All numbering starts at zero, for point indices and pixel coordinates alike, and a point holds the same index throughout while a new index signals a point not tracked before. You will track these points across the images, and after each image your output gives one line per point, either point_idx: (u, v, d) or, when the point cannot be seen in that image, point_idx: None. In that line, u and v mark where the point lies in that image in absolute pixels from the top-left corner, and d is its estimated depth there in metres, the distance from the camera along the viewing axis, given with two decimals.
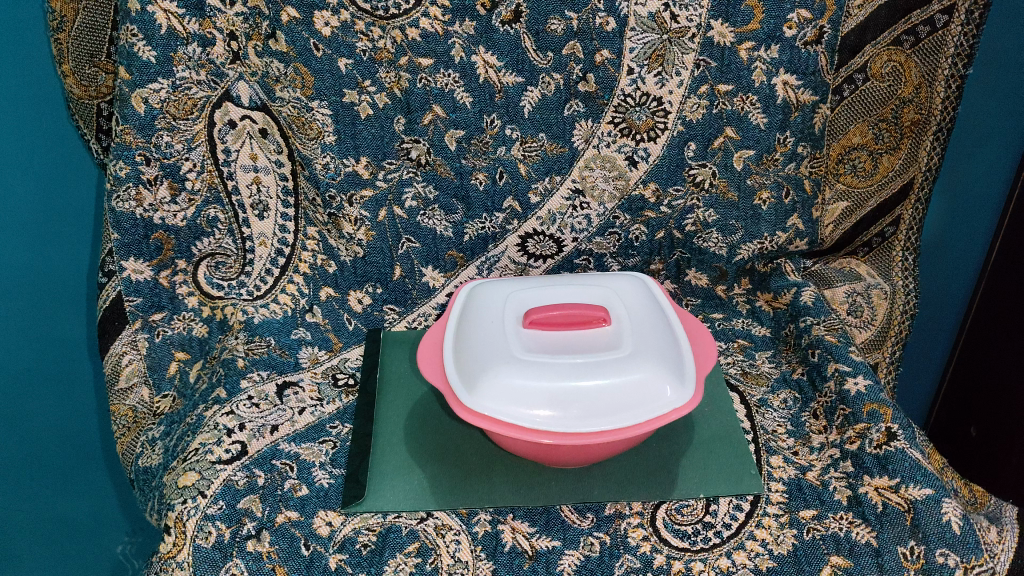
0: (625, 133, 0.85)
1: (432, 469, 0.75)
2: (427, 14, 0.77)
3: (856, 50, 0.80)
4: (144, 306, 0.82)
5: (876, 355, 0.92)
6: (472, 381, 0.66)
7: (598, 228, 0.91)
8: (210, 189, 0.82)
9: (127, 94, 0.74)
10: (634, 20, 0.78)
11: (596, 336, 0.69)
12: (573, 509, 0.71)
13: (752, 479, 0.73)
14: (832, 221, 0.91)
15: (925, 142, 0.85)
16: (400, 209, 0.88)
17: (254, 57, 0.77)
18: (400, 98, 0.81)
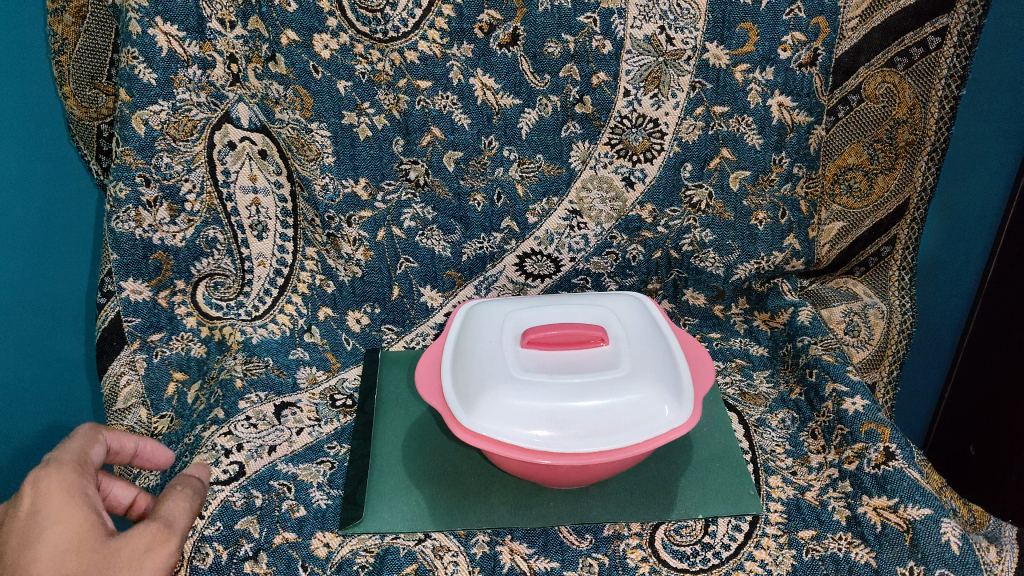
0: (622, 154, 0.86)
1: (430, 490, 0.75)
2: (426, 37, 0.78)
3: (850, 72, 0.81)
4: (143, 326, 0.81)
5: (874, 375, 0.93)
6: (470, 401, 0.66)
7: (595, 248, 0.91)
8: (210, 210, 0.82)
9: (127, 115, 0.74)
10: (631, 43, 0.79)
11: (594, 356, 0.69)
12: (572, 530, 0.71)
13: (750, 499, 0.73)
14: (829, 241, 0.92)
15: (920, 163, 0.86)
16: (399, 229, 0.88)
17: (254, 79, 0.78)
18: (399, 120, 0.82)
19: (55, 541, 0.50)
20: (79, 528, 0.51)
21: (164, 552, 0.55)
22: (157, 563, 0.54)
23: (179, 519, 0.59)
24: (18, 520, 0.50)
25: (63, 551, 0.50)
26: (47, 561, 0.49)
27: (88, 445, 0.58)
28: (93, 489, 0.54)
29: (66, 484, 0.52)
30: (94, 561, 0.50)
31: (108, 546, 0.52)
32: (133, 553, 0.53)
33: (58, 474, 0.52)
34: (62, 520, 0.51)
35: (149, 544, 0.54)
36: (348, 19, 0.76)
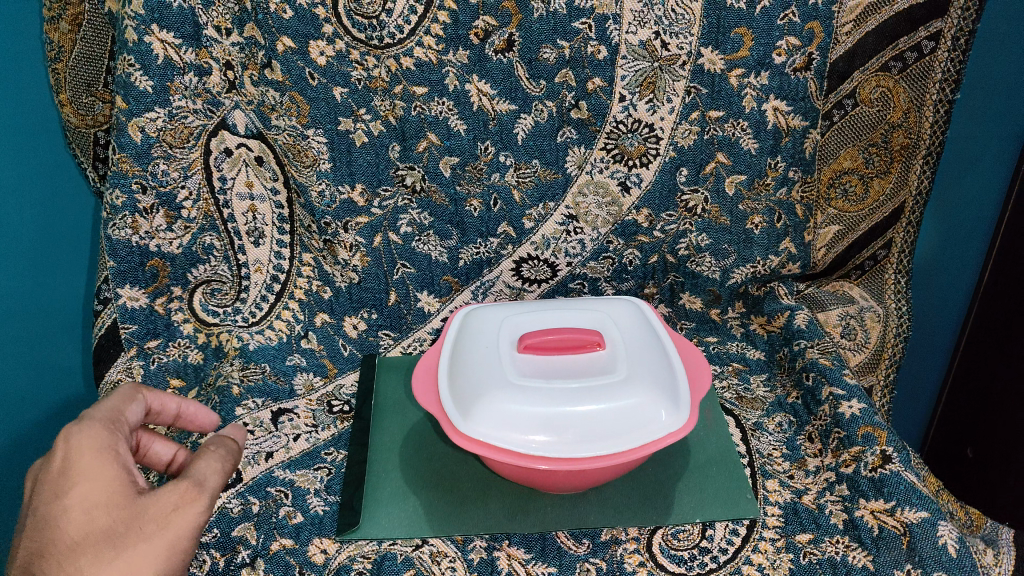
0: (618, 159, 0.86)
1: (427, 496, 0.75)
2: (421, 43, 0.78)
3: (844, 76, 0.81)
4: (139, 333, 0.82)
5: (870, 378, 0.93)
6: (467, 407, 0.66)
7: (592, 252, 0.92)
8: (206, 217, 0.82)
9: (123, 123, 0.74)
10: (626, 48, 0.79)
11: (590, 361, 0.69)
12: (569, 535, 0.71)
13: (747, 503, 0.73)
14: (824, 245, 0.92)
15: (915, 166, 0.86)
16: (395, 235, 0.88)
17: (250, 86, 0.78)
18: (395, 126, 0.82)
19: (84, 497, 0.52)
20: (107, 485, 0.53)
21: (192, 512, 0.55)
22: (185, 522, 0.54)
23: (211, 478, 0.58)
24: (50, 473, 0.53)
25: (93, 506, 0.52)
26: (77, 516, 0.52)
27: (124, 403, 0.60)
28: (124, 444, 0.56)
29: (94, 440, 0.54)
30: (121, 518, 0.53)
31: (136, 504, 0.53)
32: (160, 512, 0.54)
33: (87, 431, 0.54)
34: (90, 477, 0.53)
35: (175, 504, 0.55)
36: (344, 26, 0.76)
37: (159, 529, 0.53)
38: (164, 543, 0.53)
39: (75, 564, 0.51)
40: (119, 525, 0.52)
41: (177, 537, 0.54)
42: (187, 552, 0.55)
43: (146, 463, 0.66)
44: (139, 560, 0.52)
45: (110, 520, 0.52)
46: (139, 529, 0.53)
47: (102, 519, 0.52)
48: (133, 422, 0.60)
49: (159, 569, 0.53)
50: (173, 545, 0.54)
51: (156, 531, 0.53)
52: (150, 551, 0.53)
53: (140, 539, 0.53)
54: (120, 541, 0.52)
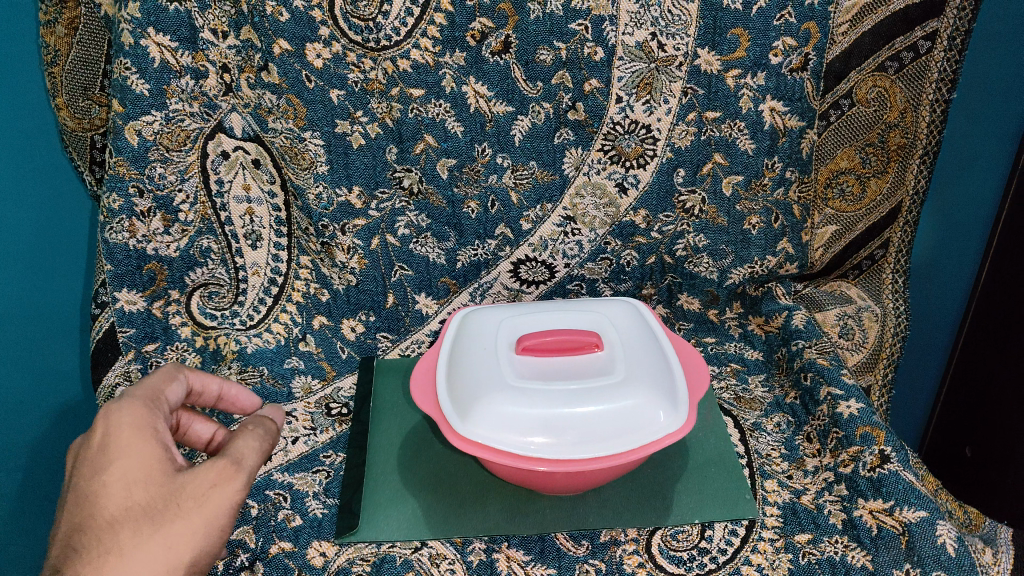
0: (615, 160, 0.86)
1: (426, 498, 0.75)
2: (418, 45, 0.78)
3: (841, 76, 0.81)
4: (138, 337, 0.81)
5: (868, 378, 0.93)
6: (466, 409, 0.66)
7: (589, 254, 0.92)
8: (204, 220, 0.82)
9: (120, 126, 0.74)
10: (623, 49, 0.79)
11: (589, 362, 0.69)
12: (568, 537, 0.71)
13: (746, 504, 0.73)
14: (822, 245, 0.92)
15: (912, 166, 0.86)
16: (393, 237, 0.88)
17: (247, 89, 0.78)
18: (392, 128, 0.82)
19: (123, 473, 0.53)
20: (145, 463, 0.54)
21: (229, 490, 0.55)
22: (222, 500, 0.54)
23: (248, 457, 0.57)
24: (92, 449, 0.54)
25: (131, 483, 0.53)
26: (116, 492, 0.52)
27: (166, 382, 0.61)
28: (163, 423, 0.57)
29: (134, 418, 0.55)
30: (160, 495, 0.53)
31: (175, 481, 0.54)
32: (198, 489, 0.54)
33: (127, 409, 0.55)
34: (130, 454, 0.54)
35: (213, 482, 0.54)
36: (340, 29, 0.76)
37: (196, 507, 0.53)
38: (201, 521, 0.53)
39: (114, 539, 0.51)
40: (157, 502, 0.53)
41: (214, 516, 0.54)
42: (224, 533, 0.55)
43: (187, 442, 0.67)
44: (177, 537, 0.52)
45: (148, 497, 0.53)
46: (177, 506, 0.53)
47: (140, 496, 0.53)
48: (177, 399, 0.62)
49: (196, 547, 0.53)
50: (210, 524, 0.54)
51: (194, 508, 0.53)
52: (188, 528, 0.53)
53: (178, 515, 0.53)
54: (158, 517, 0.52)
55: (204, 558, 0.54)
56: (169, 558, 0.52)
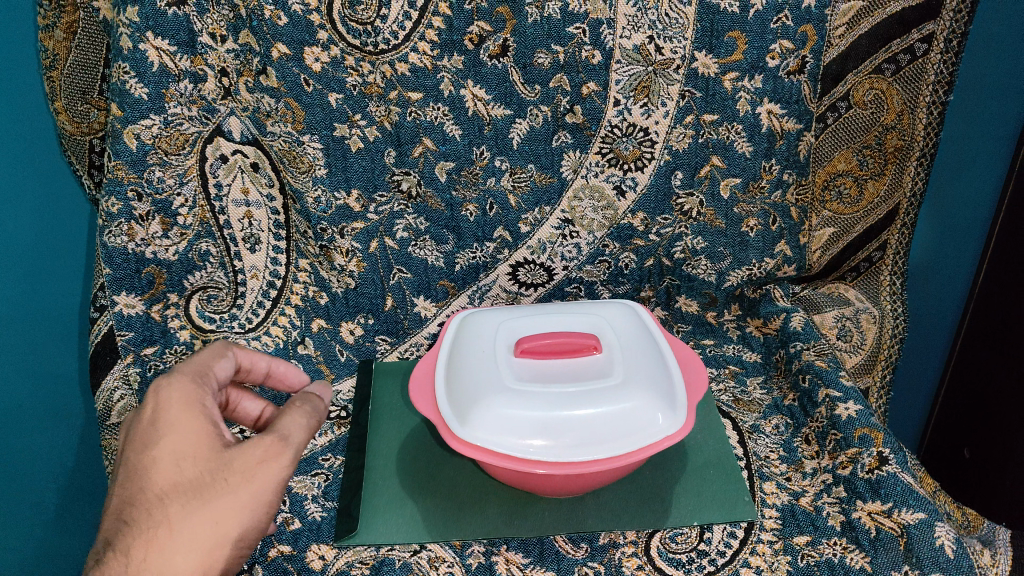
0: (612, 163, 0.86)
1: (424, 501, 0.75)
2: (416, 49, 0.78)
3: (838, 78, 0.82)
4: (136, 340, 0.81)
5: (866, 380, 0.93)
6: (464, 412, 0.66)
7: (587, 256, 0.92)
8: (202, 224, 0.82)
9: (119, 130, 0.74)
10: (620, 52, 0.79)
11: (587, 364, 0.69)
12: (568, 539, 0.71)
13: (745, 506, 0.73)
14: (820, 247, 0.92)
15: (909, 168, 0.86)
16: (391, 240, 0.88)
17: (245, 93, 0.78)
18: (390, 131, 0.82)
19: (172, 447, 0.53)
20: (195, 437, 0.53)
21: (276, 466, 0.54)
22: (269, 476, 0.54)
23: (295, 434, 0.57)
24: (141, 424, 0.54)
25: (181, 457, 0.52)
26: (166, 466, 0.52)
27: (215, 359, 0.61)
28: (211, 400, 0.57)
29: (184, 394, 0.55)
30: (209, 469, 0.53)
31: (223, 455, 0.53)
32: (246, 464, 0.53)
33: (177, 384, 0.55)
34: (180, 428, 0.53)
35: (260, 457, 0.54)
36: (338, 32, 0.76)
37: (244, 481, 0.53)
38: (249, 496, 0.53)
39: (164, 511, 0.51)
40: (207, 476, 0.52)
41: (261, 491, 0.53)
42: (270, 510, 0.54)
43: (237, 417, 0.69)
44: (225, 511, 0.52)
45: (198, 470, 0.52)
46: (226, 480, 0.52)
47: (190, 469, 0.52)
48: (224, 377, 0.61)
49: (244, 523, 0.53)
50: (257, 499, 0.53)
51: (242, 483, 0.53)
52: (236, 502, 0.52)
53: (227, 489, 0.52)
54: (207, 491, 0.52)
55: (250, 536, 0.54)
56: (218, 532, 0.51)
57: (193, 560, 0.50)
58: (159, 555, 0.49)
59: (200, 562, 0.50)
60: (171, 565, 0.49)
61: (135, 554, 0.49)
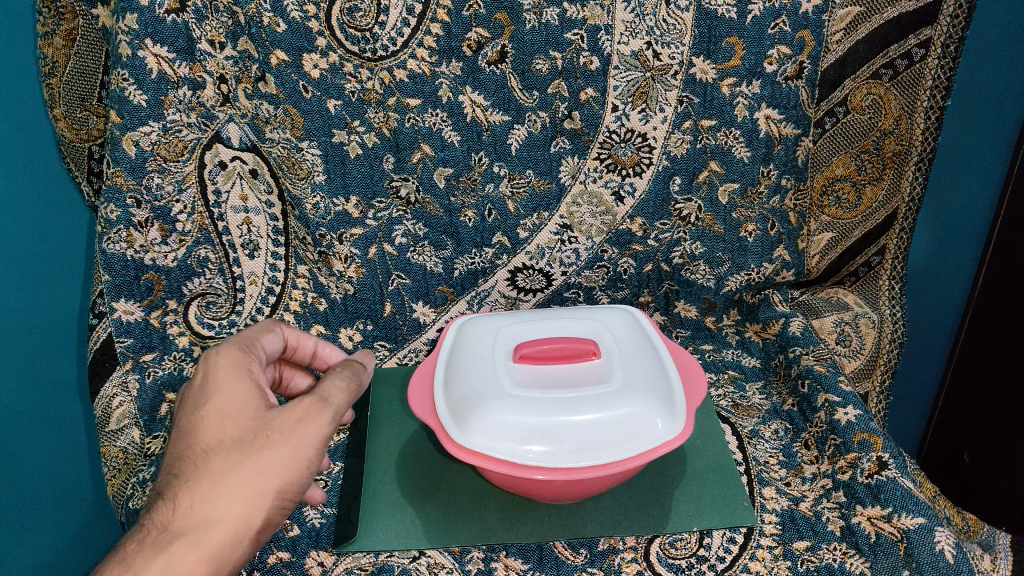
0: (611, 168, 0.86)
1: (422, 507, 0.74)
2: (415, 55, 0.78)
3: (835, 84, 0.82)
4: (135, 347, 0.79)
5: (866, 385, 0.93)
6: (463, 418, 0.66)
7: (586, 262, 0.92)
8: (201, 230, 0.81)
9: (117, 137, 0.74)
10: (618, 58, 0.80)
11: (585, 370, 0.69)
12: (567, 545, 0.71)
13: (744, 511, 0.73)
14: (819, 252, 0.93)
15: (907, 173, 0.86)
16: (390, 246, 0.88)
17: (244, 99, 0.78)
18: (389, 137, 0.83)
19: (219, 408, 0.56)
20: (240, 398, 0.57)
21: (315, 425, 0.56)
22: (309, 433, 0.56)
23: (336, 396, 0.59)
24: (193, 390, 0.58)
25: (226, 416, 0.56)
26: (212, 424, 0.56)
27: (263, 334, 0.66)
28: (257, 367, 0.60)
29: (231, 360, 0.59)
30: (252, 426, 0.56)
31: (265, 415, 0.56)
32: (285, 422, 0.56)
33: (226, 352, 0.59)
34: (226, 390, 0.57)
35: (300, 416, 0.56)
36: (337, 39, 0.76)
37: (284, 437, 0.55)
38: (288, 451, 0.55)
39: (209, 464, 0.54)
40: (249, 432, 0.55)
41: (301, 448, 0.56)
42: (313, 466, 0.56)
43: (288, 391, 0.75)
44: (266, 463, 0.54)
45: (241, 428, 0.55)
46: (267, 436, 0.55)
47: (234, 427, 0.55)
48: (272, 350, 0.66)
49: (285, 476, 0.55)
50: (297, 455, 0.55)
51: (283, 439, 0.55)
52: (276, 457, 0.54)
53: (267, 445, 0.55)
54: (249, 445, 0.55)
55: (294, 490, 0.56)
56: (258, 484, 0.54)
57: (235, 509, 0.53)
58: (203, 504, 0.52)
59: (243, 511, 0.53)
60: (215, 512, 0.52)
61: (182, 501, 0.52)
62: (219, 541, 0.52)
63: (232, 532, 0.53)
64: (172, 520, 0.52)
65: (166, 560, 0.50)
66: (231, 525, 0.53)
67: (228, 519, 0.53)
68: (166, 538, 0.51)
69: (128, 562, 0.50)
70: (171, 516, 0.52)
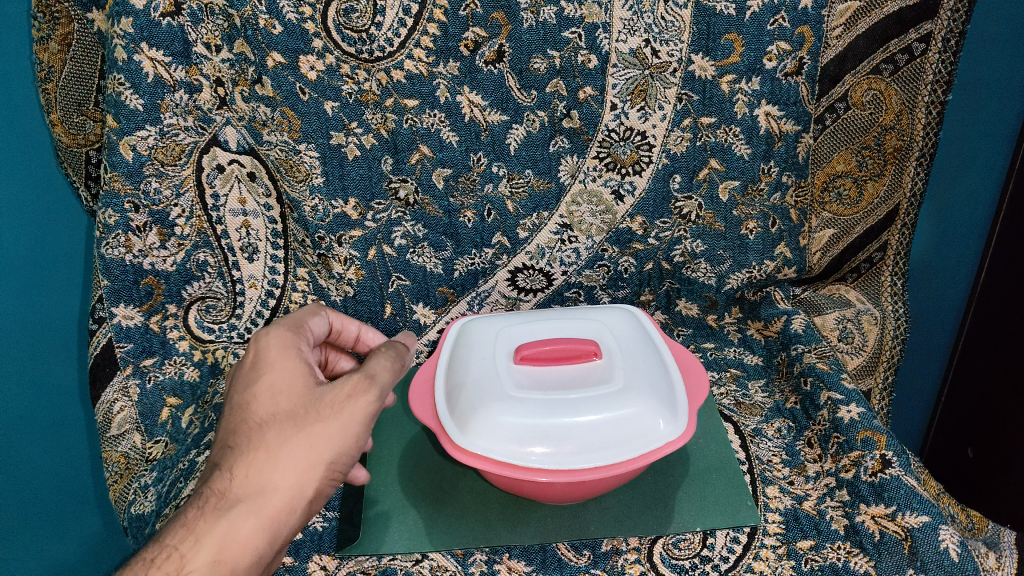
0: (611, 167, 0.86)
1: (426, 510, 0.74)
2: (412, 56, 0.78)
3: (836, 80, 0.81)
4: (136, 352, 0.78)
5: (868, 382, 0.93)
6: (464, 421, 0.66)
7: (587, 261, 0.92)
8: (199, 234, 0.81)
9: (114, 142, 0.74)
10: (616, 56, 0.79)
11: (587, 371, 0.68)
12: (570, 547, 0.71)
13: (749, 510, 0.73)
14: (820, 249, 0.92)
15: (909, 168, 0.86)
16: (390, 248, 0.88)
17: (241, 102, 0.78)
18: (387, 139, 0.82)
19: (270, 385, 0.58)
20: (290, 376, 0.58)
21: (363, 401, 0.57)
22: (357, 410, 0.57)
23: (383, 374, 0.60)
24: (245, 368, 0.59)
25: (277, 392, 0.57)
26: (265, 399, 0.57)
27: (310, 316, 0.67)
28: (307, 347, 0.62)
29: (281, 340, 0.60)
30: (303, 402, 0.57)
31: (315, 392, 0.57)
32: (334, 397, 0.57)
33: (275, 332, 0.61)
34: (277, 368, 0.59)
35: (349, 393, 0.57)
36: (333, 40, 0.76)
37: (334, 412, 0.56)
38: (339, 425, 0.56)
39: (262, 437, 0.55)
40: (300, 408, 0.56)
41: (350, 423, 0.57)
42: (363, 439, 0.57)
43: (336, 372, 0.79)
44: (317, 437, 0.56)
45: (292, 404, 0.57)
46: (317, 411, 0.56)
47: (285, 402, 0.57)
48: (318, 332, 0.67)
49: (335, 450, 0.56)
50: (348, 429, 0.56)
51: (332, 414, 0.56)
52: (327, 431, 0.56)
53: (318, 420, 0.56)
54: (301, 419, 0.56)
55: (344, 463, 0.57)
56: (310, 457, 0.55)
57: (289, 480, 0.55)
58: (259, 474, 0.54)
59: (297, 481, 0.55)
60: (270, 482, 0.54)
61: (238, 471, 0.55)
62: (275, 509, 0.54)
63: (286, 501, 0.54)
64: (229, 488, 0.54)
65: (225, 527, 0.53)
66: (285, 495, 0.54)
67: (283, 488, 0.54)
68: (225, 505, 0.53)
69: (190, 527, 0.53)
70: (227, 486, 0.54)
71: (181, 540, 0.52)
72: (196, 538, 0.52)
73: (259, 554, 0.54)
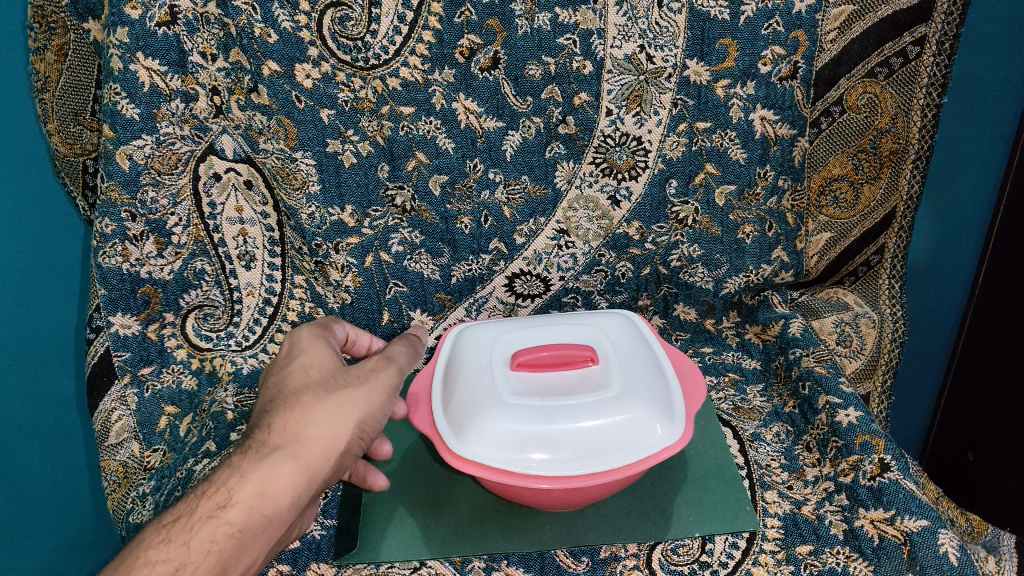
0: (606, 172, 0.86)
1: (425, 519, 0.74)
2: (407, 64, 0.78)
3: (831, 83, 0.81)
4: (133, 360, 0.79)
5: (867, 385, 0.93)
6: (461, 429, 0.65)
7: (584, 266, 0.92)
8: (197, 243, 0.81)
9: (110, 151, 0.73)
10: (611, 62, 0.79)
11: (584, 377, 0.68)
12: (569, 553, 0.71)
13: (747, 515, 0.72)
14: (817, 252, 0.93)
15: (905, 171, 0.86)
16: (387, 254, 0.89)
17: (237, 110, 0.78)
18: (383, 146, 0.82)
19: (303, 359, 0.63)
20: (320, 353, 0.64)
21: (386, 374, 0.64)
22: (381, 381, 0.63)
23: (400, 357, 0.67)
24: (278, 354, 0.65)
25: (310, 364, 0.63)
26: (299, 371, 0.62)
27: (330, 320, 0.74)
28: (332, 339, 0.69)
29: (310, 331, 0.67)
30: (332, 373, 0.63)
31: (342, 367, 0.64)
32: (360, 370, 0.63)
33: (304, 325, 0.68)
34: (308, 347, 0.64)
35: (372, 369, 0.64)
36: (329, 49, 0.76)
37: (361, 380, 0.62)
38: (366, 390, 0.62)
39: (298, 397, 0.60)
40: (331, 377, 0.62)
41: (376, 390, 0.62)
42: (386, 407, 0.63)
43: None
44: (348, 398, 0.61)
45: (323, 373, 0.62)
46: (347, 379, 0.62)
47: (317, 372, 0.62)
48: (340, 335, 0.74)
49: (363, 410, 0.61)
50: (374, 394, 0.62)
51: (360, 381, 0.62)
52: (356, 394, 0.61)
53: (347, 385, 0.61)
54: (333, 384, 0.61)
55: (371, 426, 0.61)
56: (342, 413, 0.59)
57: (324, 431, 0.58)
58: (297, 425, 0.58)
59: (331, 432, 0.58)
60: (307, 432, 0.58)
61: (277, 423, 0.58)
62: (312, 456, 0.57)
63: (322, 449, 0.58)
64: (270, 437, 0.58)
65: (267, 468, 0.56)
66: (321, 444, 0.58)
67: (319, 437, 0.58)
68: (266, 450, 0.57)
69: (234, 467, 0.56)
70: (268, 435, 0.58)
71: (228, 478, 0.55)
72: (241, 475, 0.55)
73: (299, 496, 0.56)
